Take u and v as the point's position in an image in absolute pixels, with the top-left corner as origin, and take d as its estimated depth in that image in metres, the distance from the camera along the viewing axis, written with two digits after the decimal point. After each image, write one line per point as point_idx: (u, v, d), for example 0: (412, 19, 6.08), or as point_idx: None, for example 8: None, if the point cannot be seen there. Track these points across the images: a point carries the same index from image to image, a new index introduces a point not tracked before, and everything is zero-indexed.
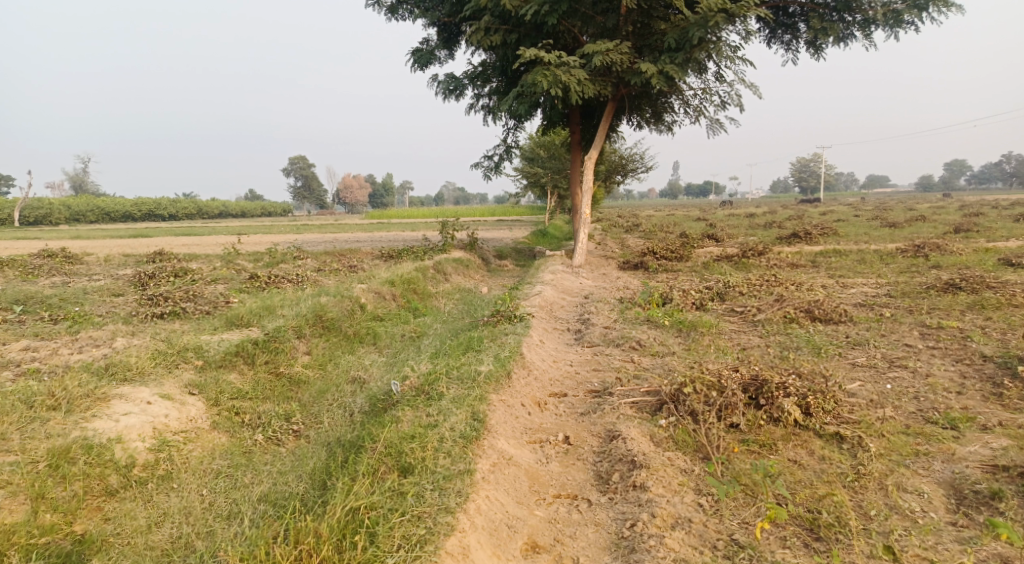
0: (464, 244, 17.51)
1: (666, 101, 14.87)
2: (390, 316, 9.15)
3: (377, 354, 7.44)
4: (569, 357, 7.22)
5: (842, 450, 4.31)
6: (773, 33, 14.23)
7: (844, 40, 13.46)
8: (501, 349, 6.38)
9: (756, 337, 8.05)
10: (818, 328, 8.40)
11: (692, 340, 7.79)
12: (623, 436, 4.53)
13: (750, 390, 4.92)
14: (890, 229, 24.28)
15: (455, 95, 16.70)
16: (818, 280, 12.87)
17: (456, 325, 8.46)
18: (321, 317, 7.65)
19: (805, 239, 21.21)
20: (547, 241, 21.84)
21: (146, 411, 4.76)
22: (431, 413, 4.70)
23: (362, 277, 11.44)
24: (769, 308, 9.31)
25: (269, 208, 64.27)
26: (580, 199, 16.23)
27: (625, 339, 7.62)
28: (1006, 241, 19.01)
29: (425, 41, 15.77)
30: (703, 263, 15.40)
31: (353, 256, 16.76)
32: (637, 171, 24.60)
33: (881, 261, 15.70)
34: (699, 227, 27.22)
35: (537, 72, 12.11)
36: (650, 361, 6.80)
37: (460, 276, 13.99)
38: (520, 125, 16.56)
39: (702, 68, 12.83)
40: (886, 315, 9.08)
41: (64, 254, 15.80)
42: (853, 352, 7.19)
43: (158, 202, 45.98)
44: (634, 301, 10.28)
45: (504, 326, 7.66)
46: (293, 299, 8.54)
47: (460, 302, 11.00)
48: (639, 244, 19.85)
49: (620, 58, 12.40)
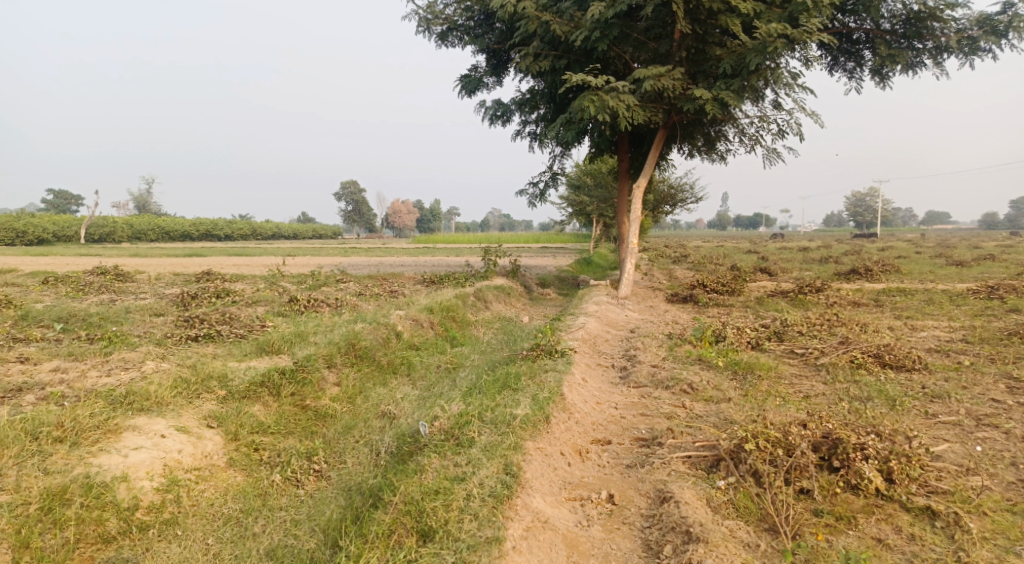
0: (507, 271, 17.17)
1: (720, 130, 14.34)
2: (427, 345, 8.78)
3: (410, 388, 7.05)
4: (614, 398, 6.72)
5: (935, 531, 3.73)
6: (835, 60, 13.60)
7: (913, 69, 12.74)
8: (540, 388, 5.89)
9: (820, 384, 7.38)
10: (889, 376, 7.67)
11: (749, 384, 7.18)
12: (676, 499, 4.01)
13: (823, 449, 4.33)
14: (958, 268, 22.96)
15: (502, 120, 16.51)
16: (883, 321, 12.02)
17: (495, 358, 8.04)
18: (354, 346, 7.31)
19: (865, 276, 20.16)
20: (592, 270, 21.32)
21: (159, 445, 4.49)
22: (460, 463, 4.29)
23: (401, 303, 11.15)
24: (834, 352, 8.60)
25: (320, 231, 65.48)
26: (627, 228, 15.70)
27: (675, 382, 7.06)
28: None
29: (474, 67, 15.66)
30: (756, 298, 14.70)
31: (394, 280, 16.59)
32: (687, 201, 23.96)
33: (952, 302, 14.69)
34: (751, 260, 26.31)
35: (585, 97, 11.79)
36: (703, 408, 6.24)
37: (501, 304, 13.61)
38: (568, 152, 16.21)
39: (760, 96, 12.31)
40: (966, 364, 8.28)
41: (116, 271, 16.04)
42: (932, 406, 6.48)
43: (215, 222, 47.23)
44: (685, 337, 9.68)
45: (545, 361, 7.18)
46: (328, 326, 8.24)
47: (500, 331, 10.59)
48: (688, 276, 19.16)
49: (672, 84, 11.94)
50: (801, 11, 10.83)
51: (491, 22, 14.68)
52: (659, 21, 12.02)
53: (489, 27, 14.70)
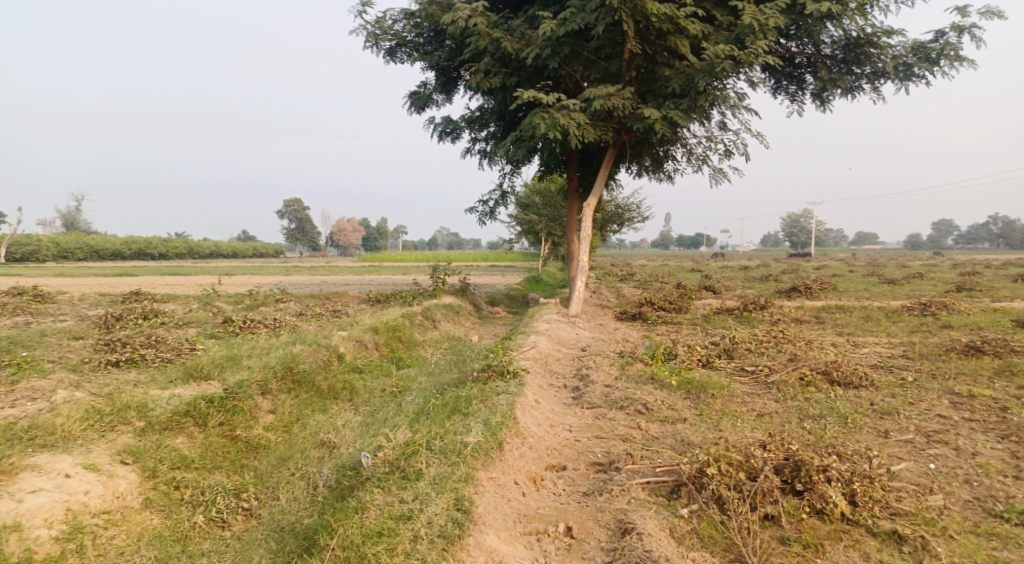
0: (455, 290, 16.83)
1: (668, 149, 14.46)
2: (371, 368, 8.37)
3: (352, 413, 6.64)
4: (568, 420, 6.48)
5: (905, 556, 3.58)
6: (778, 83, 13.93)
7: (852, 93, 13.14)
8: (492, 413, 5.57)
9: (772, 402, 7.31)
10: (838, 393, 7.67)
11: (703, 403, 7.05)
12: (638, 531, 3.78)
13: (786, 472, 4.17)
14: (890, 285, 23.80)
15: (451, 137, 16.27)
16: (826, 338, 12.19)
17: (443, 380, 7.69)
18: (292, 369, 6.85)
19: (805, 293, 20.64)
20: (541, 288, 21.19)
21: (61, 487, 4.02)
22: (406, 499, 3.95)
23: (344, 324, 10.67)
24: (783, 369, 8.58)
25: (260, 249, 63.59)
26: (577, 247, 15.62)
27: (629, 402, 6.86)
28: (1010, 301, 18.50)
29: (422, 83, 15.41)
30: (703, 316, 14.79)
31: (338, 300, 16.04)
32: (633, 220, 24.17)
33: (889, 319, 15.09)
34: (695, 278, 26.67)
35: (535, 114, 11.68)
36: (659, 430, 6.05)
37: (449, 323, 13.28)
38: (516, 170, 16.08)
39: (707, 116, 12.45)
40: (910, 379, 8.37)
41: (34, 292, 14.96)
42: (883, 423, 6.46)
43: (149, 240, 45.29)
44: (636, 355, 9.53)
45: (496, 383, 6.88)
46: (264, 348, 7.73)
47: (448, 352, 10.23)
48: (635, 295, 19.21)
49: (622, 103, 11.94)
50: (748, 34, 11.00)
51: (441, 38, 14.39)
52: (608, 40, 12.03)
53: (438, 44, 14.49)
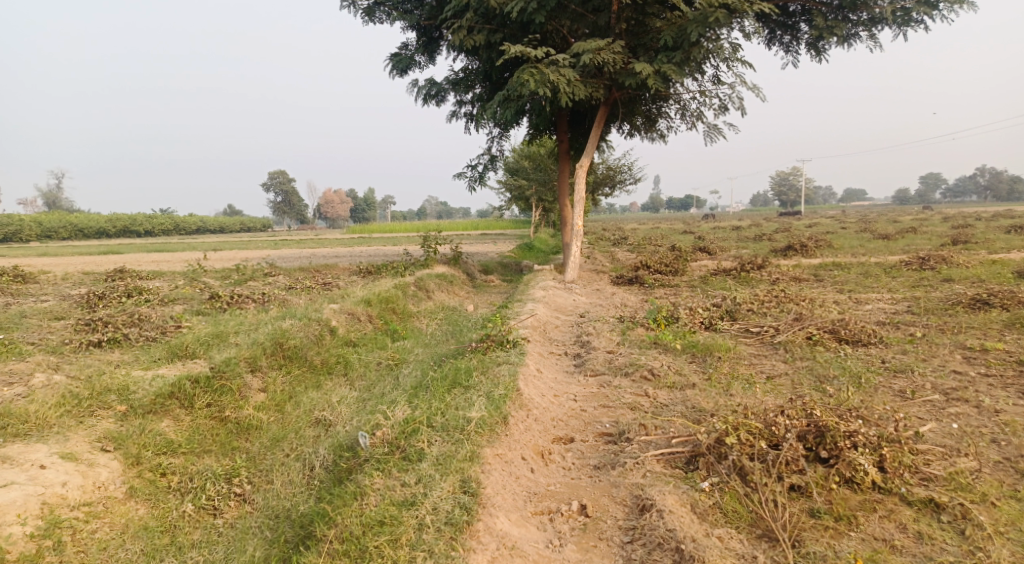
0: (448, 258, 16.49)
1: (660, 107, 14.03)
2: (365, 341, 8.08)
3: (347, 389, 6.36)
4: (572, 389, 6.24)
5: (943, 526, 3.37)
6: (772, 34, 13.44)
7: (849, 41, 12.71)
8: (494, 385, 5.29)
9: (780, 363, 7.09)
10: (848, 352, 7.46)
11: (710, 367, 6.83)
12: (658, 508, 3.55)
13: (810, 440, 3.94)
14: (885, 241, 23.62)
15: (436, 100, 15.76)
16: (828, 296, 11.98)
17: (440, 351, 7.42)
18: (282, 345, 6.54)
19: (801, 251, 20.44)
20: (534, 255, 20.88)
21: (35, 479, 3.73)
22: (409, 483, 3.70)
23: (335, 296, 10.35)
24: (789, 329, 8.34)
25: (248, 224, 62.77)
26: (570, 212, 15.24)
27: (635, 368, 6.62)
28: (1007, 253, 18.35)
29: (405, 45, 14.85)
30: (700, 277, 14.55)
31: (328, 272, 15.68)
32: (626, 183, 23.76)
33: (888, 275, 14.91)
34: (688, 240, 26.41)
35: (524, 71, 11.22)
36: (667, 397, 5.82)
37: (443, 293, 12.97)
38: (506, 133, 15.62)
39: (700, 70, 12.01)
40: (919, 335, 8.15)
41: (15, 273, 14.51)
42: (897, 382, 6.25)
43: (134, 217, 44.53)
44: (637, 319, 9.27)
45: (496, 353, 6.61)
46: (252, 324, 7.41)
47: (444, 322, 9.94)
48: (630, 258, 18.91)
49: (613, 58, 11.48)
50: None
51: None
52: None
53: (418, 3, 13.94)
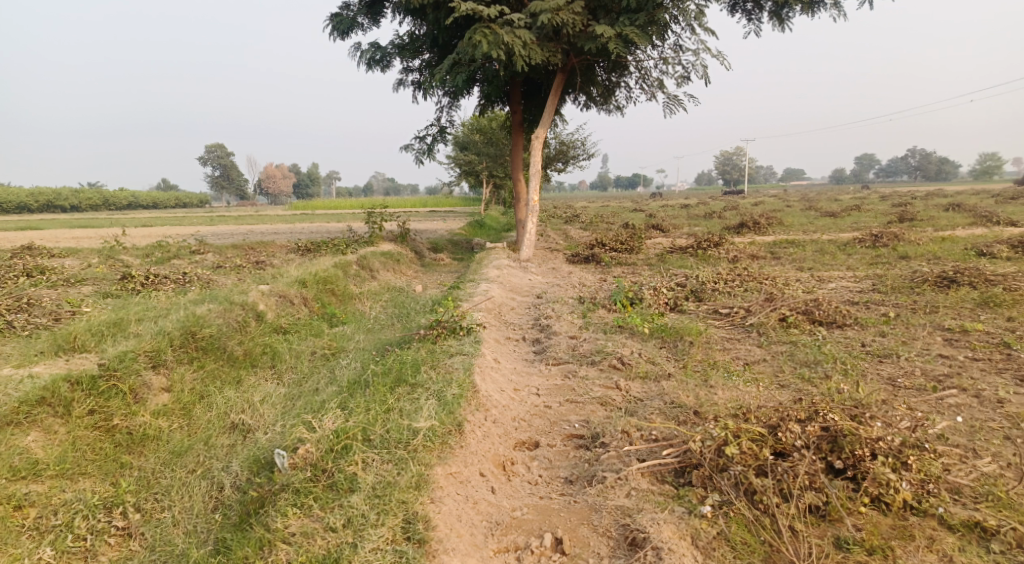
0: (394, 235, 15.53)
1: (619, 76, 13.33)
2: (298, 328, 7.18)
3: (273, 386, 5.49)
4: (533, 381, 5.53)
5: (993, 559, 2.86)
6: (735, 1, 12.87)
7: (813, 9, 12.28)
8: (446, 382, 4.50)
9: (756, 349, 6.53)
10: (825, 334, 6.96)
11: (683, 353, 6.22)
12: (654, 545, 2.95)
13: (823, 447, 3.35)
14: (832, 219, 23.72)
15: (380, 66, 14.67)
16: (790, 273, 11.59)
17: (384, 340, 6.58)
18: (194, 335, 5.57)
19: (754, 229, 20.21)
20: (485, 233, 20.05)
21: None
22: (335, 527, 3.01)
23: (267, 276, 9.32)
24: (761, 310, 7.78)
25: (184, 199, 59.75)
26: (524, 187, 14.42)
27: (602, 357, 5.93)
28: (954, 230, 18.49)
29: (345, 5, 13.66)
30: (656, 255, 14.03)
31: (263, 250, 14.49)
32: (579, 158, 23.09)
33: (844, 252, 14.70)
34: (640, 217, 25.99)
35: (477, 31, 10.31)
36: (642, 390, 5.17)
37: (389, 272, 12.07)
38: (455, 102, 14.68)
39: (663, 35, 11.34)
40: (894, 316, 7.72)
41: None
42: (885, 368, 5.75)
43: (58, 192, 41.54)
44: (599, 300, 8.58)
45: (447, 342, 5.82)
46: (162, 310, 6.39)
47: (389, 304, 9.07)
48: (584, 236, 18.27)
49: (571, 19, 10.65)
50: None
51: None
52: None
53: None
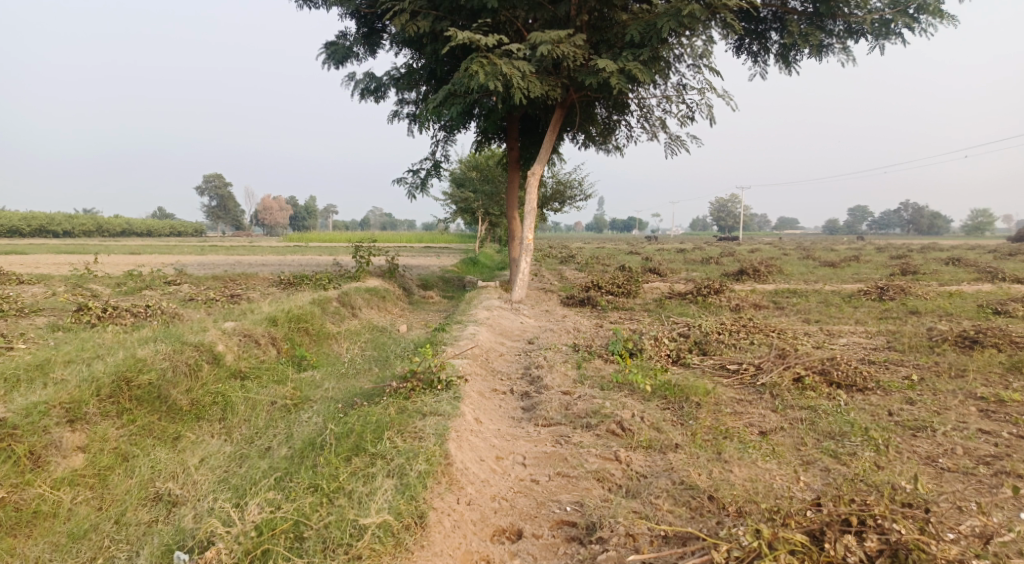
0: (381, 271, 14.86)
1: (620, 114, 12.87)
2: (260, 373, 6.45)
3: (218, 443, 4.74)
4: (519, 447, 4.78)
5: None
6: (740, 42, 12.50)
7: (822, 52, 11.88)
8: (411, 457, 3.78)
9: (771, 414, 5.80)
10: (847, 400, 6.24)
11: (689, 417, 5.51)
12: None
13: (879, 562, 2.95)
14: (832, 269, 23.14)
15: (375, 96, 14.18)
16: (797, 326, 10.91)
17: (354, 389, 5.84)
18: (128, 383, 4.82)
19: (754, 276, 19.60)
20: (478, 271, 19.37)
21: None
22: None
23: (236, 312, 8.57)
24: (772, 367, 7.06)
25: (179, 228, 59.18)
26: (519, 226, 13.78)
27: (599, 420, 5.18)
28: (961, 285, 17.86)
29: (342, 33, 13.23)
30: (654, 301, 13.38)
31: (243, 282, 13.77)
32: (576, 198, 22.58)
33: (851, 305, 14.02)
34: (638, 260, 25.37)
35: (474, 61, 9.84)
36: (645, 464, 4.43)
37: (372, 310, 11.37)
38: (451, 137, 14.18)
39: (667, 73, 10.88)
40: (918, 380, 7.00)
41: None
42: (921, 444, 5.02)
43: (51, 216, 40.87)
44: (595, 349, 7.86)
45: (422, 399, 5.07)
46: (104, 349, 5.67)
47: (368, 347, 8.34)
48: (580, 277, 17.63)
49: (572, 52, 10.18)
50: None
51: None
52: None
53: None
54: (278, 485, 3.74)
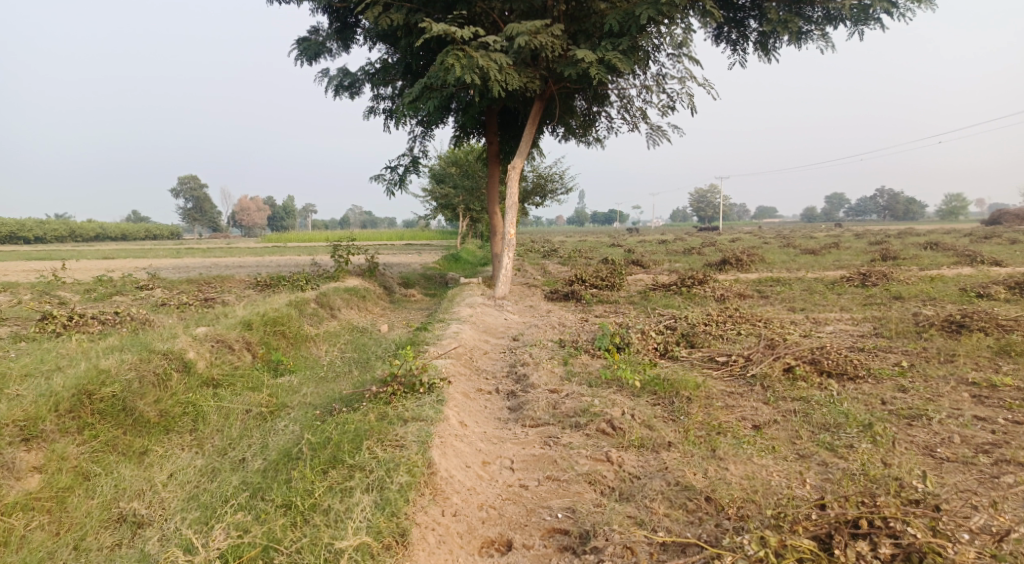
0: (361, 270, 14.57)
1: (599, 106, 12.68)
2: (234, 380, 6.19)
3: (189, 457, 4.49)
4: (506, 451, 4.58)
5: None
6: (719, 30, 12.37)
7: (801, 39, 11.77)
8: (389, 471, 3.60)
9: (763, 407, 5.65)
10: (839, 389, 6.12)
11: (680, 412, 5.35)
12: None
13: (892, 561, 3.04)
14: (813, 256, 23.19)
15: (349, 92, 13.86)
16: (783, 315, 10.81)
17: (333, 394, 5.61)
18: (90, 397, 4.56)
19: (737, 266, 19.56)
20: (460, 267, 19.15)
21: None
22: None
23: (210, 317, 8.28)
24: (762, 358, 6.92)
25: (155, 231, 58.16)
26: (501, 221, 13.55)
27: (588, 418, 5.00)
28: (942, 269, 17.94)
29: (313, 29, 12.90)
30: (639, 293, 13.24)
31: (218, 285, 13.43)
32: (557, 192, 22.40)
33: (835, 292, 13.99)
34: (620, 252, 25.26)
35: (449, 54, 9.59)
36: (638, 464, 4.25)
37: (352, 310, 11.11)
38: (429, 132, 13.92)
39: (646, 62, 10.70)
40: (908, 367, 6.90)
41: None
42: (917, 433, 4.91)
43: (22, 222, 39.88)
44: (582, 344, 7.68)
45: (403, 404, 4.85)
46: (67, 360, 5.39)
47: (348, 348, 8.09)
48: (563, 271, 17.46)
49: (550, 42, 9.95)
50: None
51: None
52: None
53: None
54: (248, 505, 3.55)
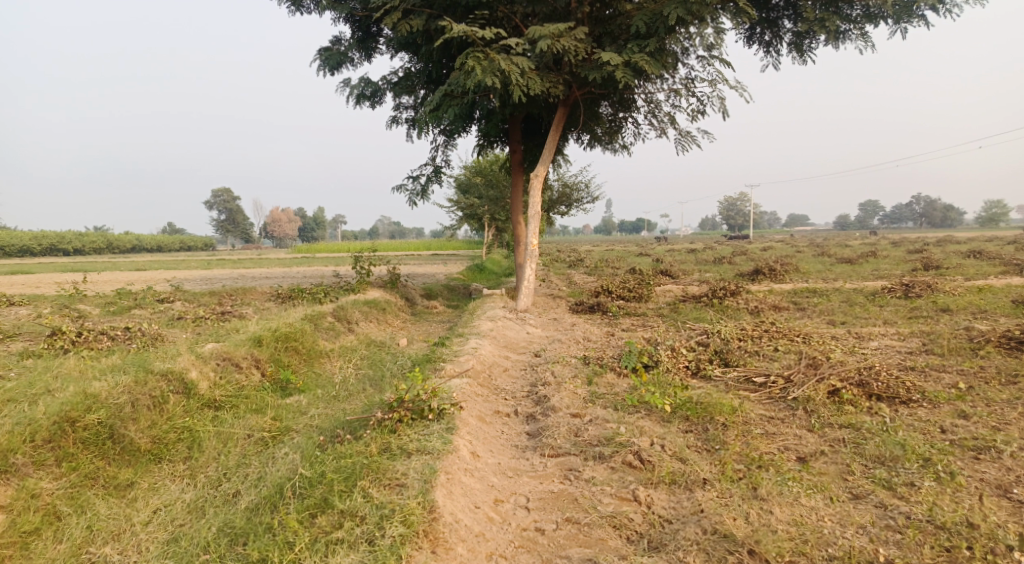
0: (383, 281, 14.26)
1: (626, 111, 12.23)
2: (238, 401, 5.84)
3: (176, 490, 4.14)
4: (522, 486, 4.14)
5: None
6: (751, 31, 11.85)
7: (839, 39, 11.18)
8: (382, 522, 3.28)
9: (808, 435, 5.10)
10: (891, 416, 5.54)
11: (716, 442, 4.83)
12: None
13: None
14: (850, 265, 22.32)
15: (371, 101, 13.61)
16: (822, 329, 10.19)
17: (339, 417, 5.20)
18: (73, 425, 4.24)
19: (770, 275, 18.84)
20: (485, 278, 18.78)
21: None
22: None
23: (221, 332, 7.97)
24: (804, 379, 6.35)
25: (188, 242, 59.01)
26: (524, 230, 13.14)
27: (613, 449, 4.52)
28: (989, 279, 17.03)
29: (335, 38, 12.69)
30: (668, 304, 12.70)
31: (239, 298, 13.21)
32: (583, 200, 21.91)
33: (876, 303, 13.27)
34: (648, 262, 24.64)
35: (470, 58, 9.23)
36: (668, 505, 3.79)
37: (371, 324, 10.79)
38: (452, 140, 13.60)
39: (675, 64, 10.21)
40: (966, 389, 6.29)
41: None
42: (987, 469, 4.34)
43: (60, 235, 40.61)
44: (607, 362, 7.19)
45: (410, 433, 4.44)
46: (59, 381, 5.09)
47: (362, 365, 7.71)
48: (589, 281, 16.96)
49: (574, 45, 9.55)
50: None
51: None
52: None
53: None
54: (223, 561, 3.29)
